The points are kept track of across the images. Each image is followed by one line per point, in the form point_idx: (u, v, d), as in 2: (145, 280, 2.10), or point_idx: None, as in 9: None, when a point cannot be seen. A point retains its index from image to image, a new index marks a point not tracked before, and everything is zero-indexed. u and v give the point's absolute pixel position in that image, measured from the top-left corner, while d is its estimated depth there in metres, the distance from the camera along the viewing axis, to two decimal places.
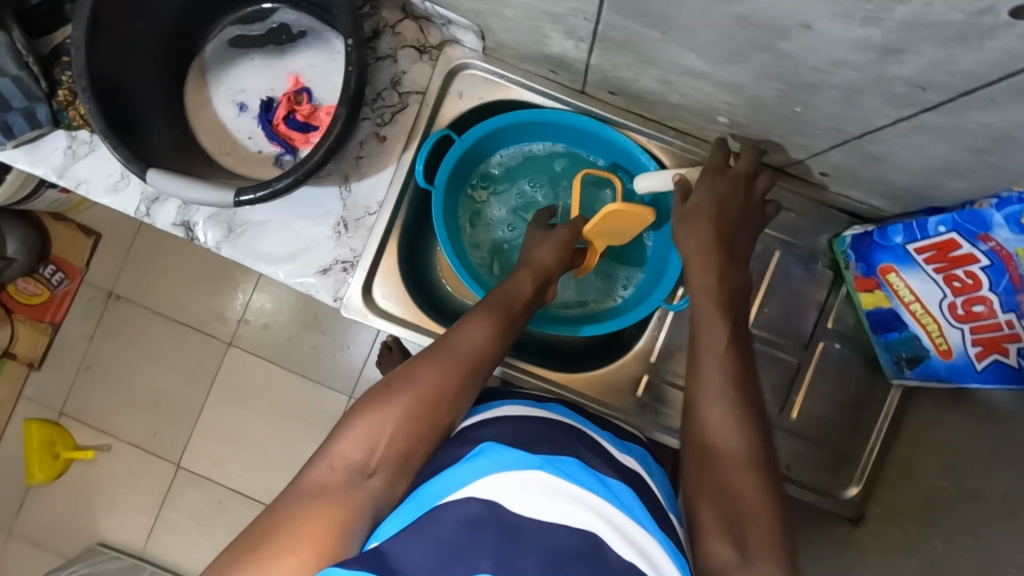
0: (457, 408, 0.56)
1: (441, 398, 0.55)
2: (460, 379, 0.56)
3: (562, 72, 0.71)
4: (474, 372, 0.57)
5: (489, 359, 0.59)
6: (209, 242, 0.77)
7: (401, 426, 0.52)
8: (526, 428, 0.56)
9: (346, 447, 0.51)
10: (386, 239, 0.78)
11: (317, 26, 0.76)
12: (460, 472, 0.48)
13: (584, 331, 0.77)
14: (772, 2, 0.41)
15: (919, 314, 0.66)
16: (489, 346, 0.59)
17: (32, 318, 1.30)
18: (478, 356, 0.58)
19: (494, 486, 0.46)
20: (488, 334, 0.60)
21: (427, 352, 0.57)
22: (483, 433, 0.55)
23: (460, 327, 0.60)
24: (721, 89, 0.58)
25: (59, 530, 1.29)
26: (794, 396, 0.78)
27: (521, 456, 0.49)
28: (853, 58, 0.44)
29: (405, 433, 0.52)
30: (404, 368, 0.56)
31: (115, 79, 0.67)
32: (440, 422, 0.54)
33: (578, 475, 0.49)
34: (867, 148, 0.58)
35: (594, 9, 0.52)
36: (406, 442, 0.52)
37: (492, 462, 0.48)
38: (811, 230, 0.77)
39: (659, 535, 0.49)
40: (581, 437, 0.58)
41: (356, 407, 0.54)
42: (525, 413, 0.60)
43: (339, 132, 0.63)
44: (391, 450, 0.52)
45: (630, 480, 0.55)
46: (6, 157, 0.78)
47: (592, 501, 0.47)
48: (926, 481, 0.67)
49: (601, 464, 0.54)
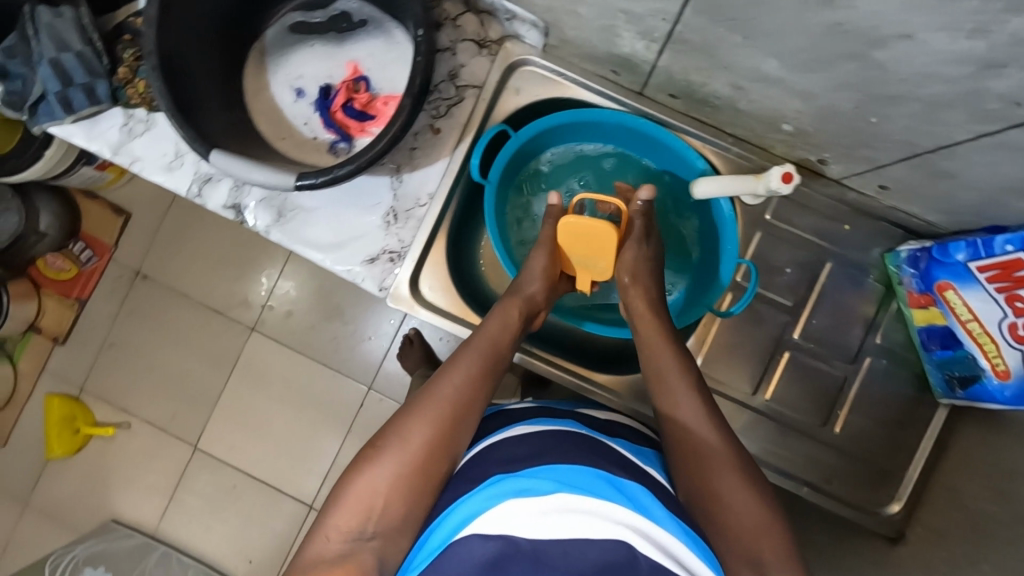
0: (450, 457, 0.55)
1: (433, 445, 0.55)
2: (446, 429, 0.56)
3: (623, 73, 0.72)
4: (464, 413, 0.58)
5: (478, 396, 0.59)
6: (258, 225, 0.77)
7: (395, 480, 0.53)
8: (530, 442, 0.57)
9: (342, 517, 0.52)
10: (435, 232, 0.77)
11: (378, 16, 0.77)
12: (471, 504, 0.49)
13: (586, 327, 0.78)
14: (875, 11, 0.42)
15: (976, 334, 0.65)
16: (474, 390, 0.59)
17: (60, 293, 1.31)
18: (462, 402, 0.58)
19: (505, 516, 0.47)
20: (470, 379, 0.60)
21: (410, 407, 0.57)
22: (491, 454, 0.56)
23: (442, 375, 0.60)
24: (795, 96, 0.58)
25: (76, 505, 1.30)
26: (837, 411, 0.77)
27: (532, 482, 0.50)
28: (947, 73, 0.45)
29: (399, 494, 0.52)
30: (390, 428, 0.56)
31: (180, 58, 0.67)
32: (434, 475, 0.54)
33: (588, 484, 0.50)
34: (937, 163, 0.58)
35: (676, 10, 0.53)
36: (401, 502, 0.52)
37: (498, 490, 0.49)
38: (864, 243, 0.77)
39: (679, 529, 0.50)
40: (589, 443, 0.58)
41: (349, 472, 0.54)
42: (533, 426, 0.60)
43: (404, 121, 0.63)
44: (387, 513, 0.52)
45: (644, 477, 0.56)
46: (62, 131, 0.78)
47: (608, 509, 0.48)
48: (972, 503, 0.66)
49: (609, 463, 0.54)
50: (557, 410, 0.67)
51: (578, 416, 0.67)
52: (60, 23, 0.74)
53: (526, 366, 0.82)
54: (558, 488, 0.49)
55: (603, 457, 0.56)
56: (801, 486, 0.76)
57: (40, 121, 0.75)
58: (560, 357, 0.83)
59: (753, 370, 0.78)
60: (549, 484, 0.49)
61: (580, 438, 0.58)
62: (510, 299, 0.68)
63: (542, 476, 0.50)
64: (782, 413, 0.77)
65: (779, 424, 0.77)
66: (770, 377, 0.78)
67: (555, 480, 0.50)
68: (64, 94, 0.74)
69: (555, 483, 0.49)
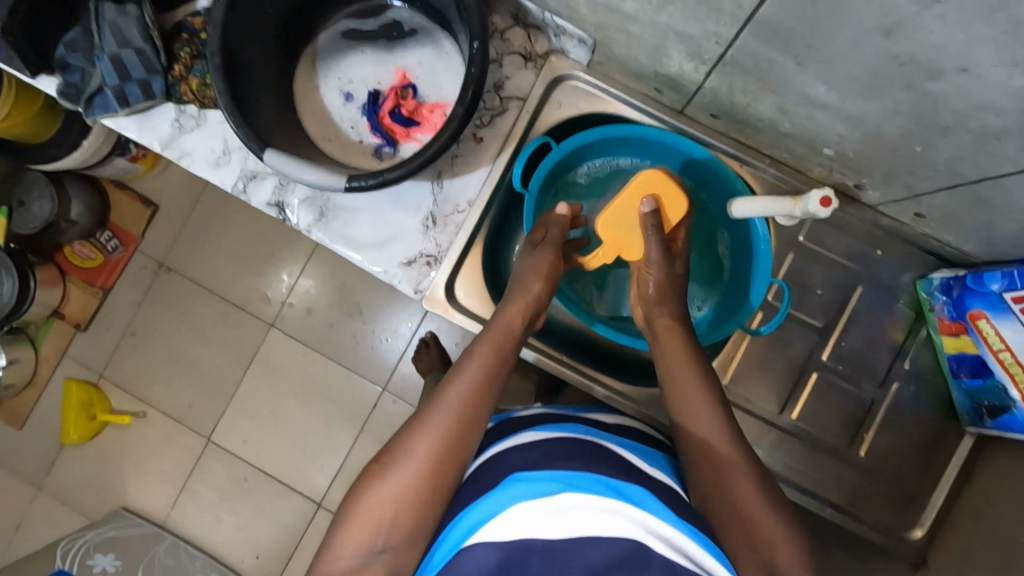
0: (455, 470, 0.56)
1: (440, 459, 0.56)
2: (454, 441, 0.57)
3: (665, 91, 0.74)
4: (469, 425, 0.58)
5: (482, 407, 0.59)
6: (300, 224, 0.79)
7: (402, 494, 0.54)
8: (531, 448, 0.58)
9: (354, 529, 0.53)
10: (472, 238, 0.79)
11: (428, 26, 0.79)
12: (482, 507, 0.51)
13: (596, 328, 0.79)
14: (938, 45, 0.44)
15: (1008, 363, 0.66)
16: (477, 403, 0.59)
17: (85, 281, 1.33)
18: (465, 416, 0.58)
19: (518, 518, 0.48)
20: (473, 391, 0.59)
21: (414, 423, 0.58)
22: (501, 461, 0.57)
23: (445, 388, 0.60)
24: (842, 121, 0.60)
25: (89, 491, 1.32)
26: (864, 432, 0.78)
27: (537, 485, 0.51)
28: (1003, 105, 0.47)
29: (407, 508, 0.54)
30: (397, 443, 0.57)
31: (244, 58, 0.70)
32: (442, 489, 0.55)
33: (594, 486, 0.51)
34: (980, 194, 0.60)
35: (731, 34, 0.55)
36: (409, 515, 0.53)
37: (509, 492, 0.51)
38: (895, 269, 0.78)
39: (686, 528, 0.51)
40: (587, 446, 0.59)
41: (358, 484, 0.56)
42: (537, 434, 0.61)
43: (453, 131, 0.65)
44: (396, 527, 0.53)
45: (652, 482, 0.57)
46: (115, 124, 0.80)
47: (617, 510, 0.49)
48: (1000, 533, 0.66)
49: (614, 467, 0.56)
50: (561, 416, 0.69)
51: (585, 421, 0.69)
52: (123, 19, 0.76)
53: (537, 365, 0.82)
54: (564, 489, 0.50)
55: (607, 461, 0.57)
56: (824, 507, 0.76)
57: (94, 114, 0.78)
58: (591, 368, 0.84)
59: (780, 389, 0.79)
60: (555, 486, 0.51)
61: (579, 443, 0.59)
62: (508, 309, 0.68)
63: (550, 478, 0.52)
64: (810, 432, 0.78)
65: (807, 443, 0.78)
66: (797, 396, 0.78)
67: (562, 481, 0.51)
68: (120, 88, 0.76)
69: (561, 483, 0.51)
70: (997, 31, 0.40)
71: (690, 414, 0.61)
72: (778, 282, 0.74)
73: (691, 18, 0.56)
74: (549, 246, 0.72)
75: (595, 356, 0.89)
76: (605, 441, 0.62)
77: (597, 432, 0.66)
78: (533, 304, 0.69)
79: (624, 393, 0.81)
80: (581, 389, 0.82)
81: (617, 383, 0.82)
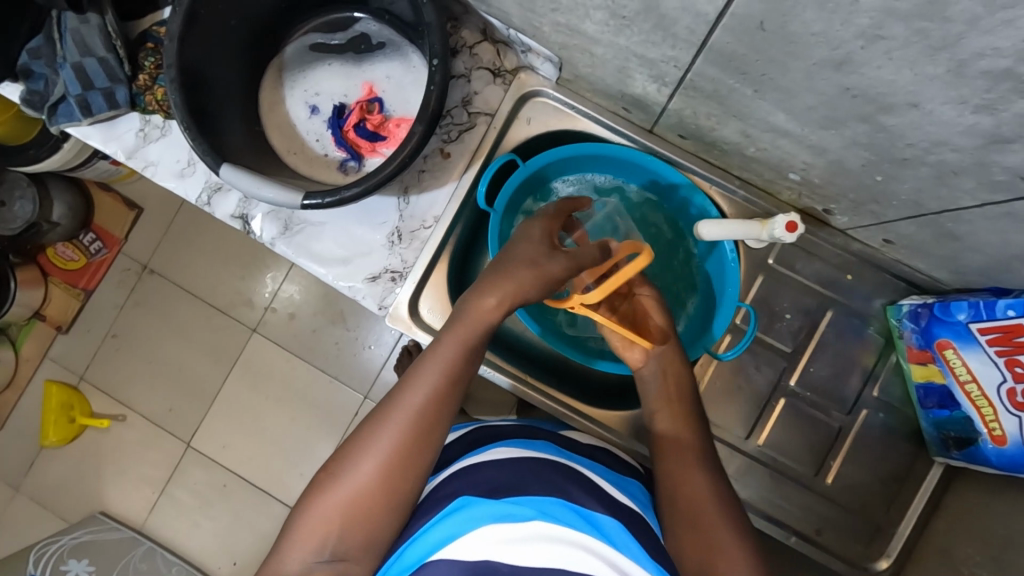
0: (407, 486, 0.53)
1: (391, 475, 0.53)
2: (407, 456, 0.54)
3: (634, 111, 0.73)
4: (423, 440, 0.54)
5: (435, 419, 0.55)
6: (265, 237, 0.77)
7: (350, 509, 0.51)
8: (503, 470, 0.55)
9: (302, 537, 0.51)
10: (438, 254, 0.77)
11: (396, 40, 0.79)
12: (449, 525, 0.49)
13: (602, 366, 0.78)
14: (887, 80, 0.44)
15: (974, 396, 0.65)
16: (435, 411, 0.56)
17: (66, 282, 1.32)
18: (421, 423, 0.55)
19: (485, 539, 0.47)
20: (430, 398, 0.56)
21: (367, 430, 0.55)
22: (467, 475, 0.56)
23: (400, 395, 0.56)
24: (804, 148, 0.59)
25: (66, 495, 1.31)
26: (830, 461, 0.77)
27: (512, 508, 0.49)
28: (957, 141, 0.46)
29: (356, 519, 0.51)
30: (348, 449, 0.54)
31: (202, 70, 0.69)
32: (394, 501, 0.53)
33: (564, 516, 0.50)
34: (944, 225, 0.59)
35: (688, 59, 0.55)
36: (359, 529, 0.51)
37: (478, 512, 0.49)
38: (867, 294, 0.76)
39: (654, 567, 0.50)
40: (567, 471, 0.58)
41: (309, 491, 0.54)
42: (511, 451, 0.60)
43: (413, 148, 0.64)
44: (346, 537, 0.51)
45: (621, 513, 0.55)
46: (80, 133, 0.79)
47: (585, 542, 0.48)
48: (964, 567, 0.65)
49: (587, 498, 0.54)
50: (538, 431, 0.68)
51: (558, 440, 0.67)
52: (85, 29, 0.75)
53: (518, 395, 0.81)
54: (535, 516, 0.49)
55: (578, 487, 0.55)
56: (790, 536, 0.75)
57: (58, 122, 0.76)
58: (555, 389, 0.82)
59: (748, 415, 0.78)
60: (528, 511, 0.49)
61: (554, 466, 0.58)
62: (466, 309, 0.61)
63: (523, 503, 0.50)
64: (777, 459, 0.77)
65: (772, 470, 0.77)
66: (764, 423, 0.78)
67: (532, 507, 0.50)
68: (84, 97, 0.75)
69: (535, 510, 0.50)
70: (942, 69, 0.40)
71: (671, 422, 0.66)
72: (745, 306, 0.74)
73: (649, 42, 0.55)
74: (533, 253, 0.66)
75: (565, 377, 0.87)
76: (581, 466, 0.61)
77: (570, 454, 0.64)
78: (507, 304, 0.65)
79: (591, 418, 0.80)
80: (546, 411, 0.81)
81: (584, 408, 0.81)
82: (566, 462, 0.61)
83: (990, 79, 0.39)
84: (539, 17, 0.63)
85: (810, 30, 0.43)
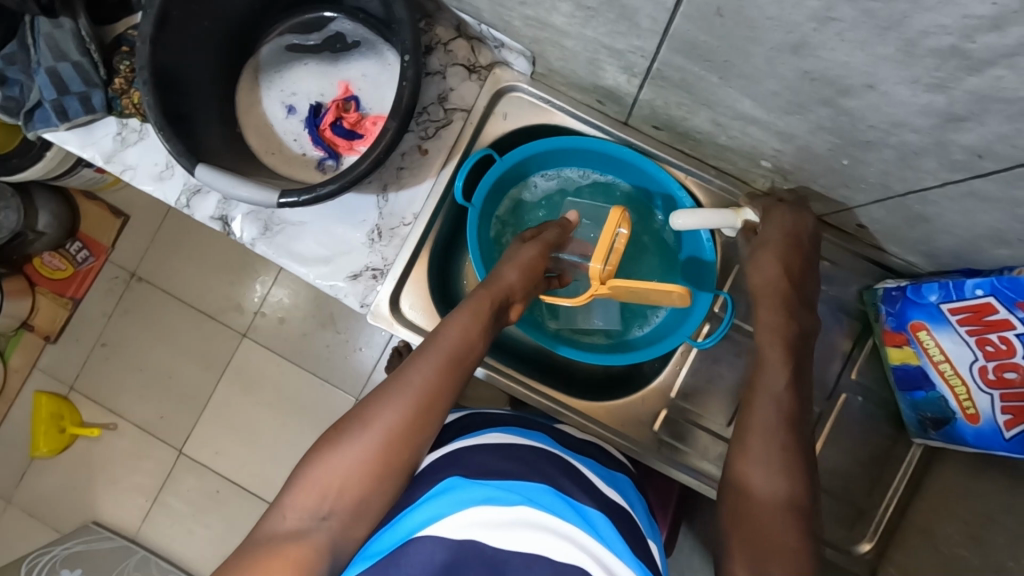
0: (412, 450, 0.53)
1: (399, 438, 0.52)
2: (417, 421, 0.53)
3: (608, 103, 0.74)
4: (429, 408, 0.54)
5: (443, 390, 0.55)
6: (245, 237, 0.77)
7: (354, 468, 0.50)
8: (499, 458, 0.56)
9: (301, 494, 0.49)
10: (418, 250, 0.78)
11: (371, 38, 0.79)
12: (436, 504, 0.49)
13: (561, 351, 0.77)
14: (842, 63, 0.44)
15: (947, 375, 0.65)
16: (447, 381, 0.56)
17: (54, 292, 1.31)
18: (428, 395, 0.55)
19: (472, 519, 0.47)
20: (439, 369, 0.56)
21: (376, 395, 0.54)
22: (459, 457, 0.56)
23: (410, 364, 0.56)
24: (772, 135, 0.60)
25: (58, 505, 1.30)
26: (812, 446, 0.77)
27: (501, 493, 0.50)
28: (915, 122, 0.47)
29: (358, 479, 0.50)
30: (354, 414, 0.53)
31: (177, 72, 0.69)
32: (397, 468, 0.52)
33: (553, 505, 0.50)
34: (912, 207, 0.59)
35: (654, 49, 0.55)
36: (360, 489, 0.50)
37: (466, 494, 0.50)
38: (844, 280, 0.77)
39: (636, 564, 0.51)
40: (561, 465, 0.59)
41: (312, 451, 0.52)
42: (503, 439, 0.60)
43: (387, 145, 0.64)
44: (346, 497, 0.49)
45: (607, 507, 0.57)
46: (57, 138, 0.79)
47: (572, 533, 0.48)
48: (945, 545, 0.66)
49: (576, 490, 0.55)
50: (529, 421, 0.68)
51: (546, 430, 0.68)
52: (58, 33, 0.75)
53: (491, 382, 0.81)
54: (522, 501, 0.49)
55: (566, 478, 0.57)
56: None
57: (36, 127, 0.77)
58: (537, 382, 0.83)
59: (730, 402, 0.78)
60: (515, 497, 0.50)
61: (545, 456, 0.59)
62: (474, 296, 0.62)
63: (510, 489, 0.51)
64: None
65: None
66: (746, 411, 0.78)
67: (521, 493, 0.50)
68: (60, 102, 0.75)
69: (521, 496, 0.50)
70: (892, 48, 0.41)
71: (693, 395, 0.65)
72: (723, 294, 0.75)
73: (615, 32, 0.56)
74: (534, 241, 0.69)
75: (549, 370, 0.88)
76: (573, 459, 0.62)
77: (562, 446, 0.65)
78: (500, 291, 0.63)
79: (574, 410, 0.80)
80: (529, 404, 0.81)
81: (566, 399, 0.81)
82: (559, 453, 0.62)
83: (938, 57, 0.39)
84: (509, 11, 0.64)
85: (764, 15, 0.43)
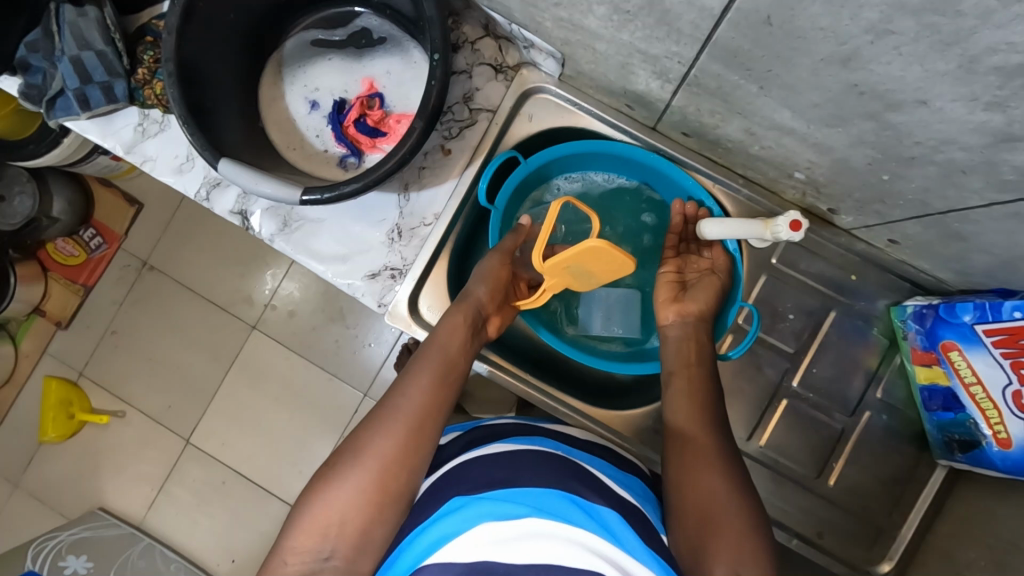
0: (407, 475, 0.55)
1: (395, 465, 0.54)
2: (411, 444, 0.56)
3: (637, 108, 0.73)
4: (421, 431, 0.57)
5: (432, 412, 0.58)
6: (263, 233, 0.76)
7: (353, 501, 0.52)
8: (502, 466, 0.55)
9: (302, 536, 0.52)
10: (438, 252, 0.77)
11: (397, 35, 0.78)
12: (446, 524, 0.49)
13: (541, 334, 0.77)
14: (895, 77, 0.43)
15: (979, 399, 0.64)
16: (434, 404, 0.59)
17: (66, 278, 1.31)
18: (416, 419, 0.57)
19: (482, 538, 0.46)
20: (424, 394, 0.59)
21: (366, 429, 0.57)
22: (461, 472, 0.56)
23: (396, 393, 0.59)
24: (809, 147, 0.59)
25: (65, 491, 1.30)
26: (832, 463, 0.76)
27: (507, 506, 0.49)
28: (966, 139, 0.45)
29: (358, 513, 0.52)
30: (346, 449, 0.56)
31: (201, 64, 0.68)
32: (395, 493, 0.54)
33: (562, 511, 0.49)
34: (951, 225, 0.58)
35: (692, 55, 0.54)
36: (360, 522, 0.52)
37: (474, 511, 0.49)
38: (871, 295, 0.76)
39: (653, 561, 0.49)
40: (571, 470, 0.57)
41: (311, 490, 0.54)
42: (506, 447, 0.59)
43: (413, 144, 0.63)
44: (346, 532, 0.52)
45: (622, 507, 0.55)
46: (77, 127, 0.78)
47: (584, 539, 0.47)
48: (968, 571, 0.64)
49: (584, 489, 0.53)
50: (533, 428, 0.67)
51: (554, 436, 0.67)
52: (83, 22, 0.74)
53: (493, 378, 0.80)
54: (529, 513, 0.48)
55: (571, 479, 0.55)
56: (791, 539, 0.75)
57: (57, 116, 0.76)
58: (554, 387, 0.82)
59: (749, 415, 0.77)
60: (521, 509, 0.48)
61: (551, 460, 0.57)
62: (451, 320, 0.66)
63: (516, 500, 0.49)
64: (777, 461, 0.77)
65: (774, 471, 0.76)
66: (766, 424, 0.77)
67: (529, 504, 0.49)
68: (82, 91, 0.75)
69: (529, 507, 0.49)
70: (952, 64, 0.39)
71: (682, 408, 0.66)
72: (748, 306, 0.73)
73: (652, 38, 0.55)
74: (501, 254, 0.71)
75: (564, 376, 0.86)
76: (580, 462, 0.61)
77: (568, 450, 0.63)
78: (474, 308, 0.67)
79: (590, 417, 0.79)
80: (543, 410, 0.80)
81: (581, 405, 0.80)
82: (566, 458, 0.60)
83: (1001, 75, 0.38)
84: (540, 12, 0.62)
85: (816, 25, 0.42)
